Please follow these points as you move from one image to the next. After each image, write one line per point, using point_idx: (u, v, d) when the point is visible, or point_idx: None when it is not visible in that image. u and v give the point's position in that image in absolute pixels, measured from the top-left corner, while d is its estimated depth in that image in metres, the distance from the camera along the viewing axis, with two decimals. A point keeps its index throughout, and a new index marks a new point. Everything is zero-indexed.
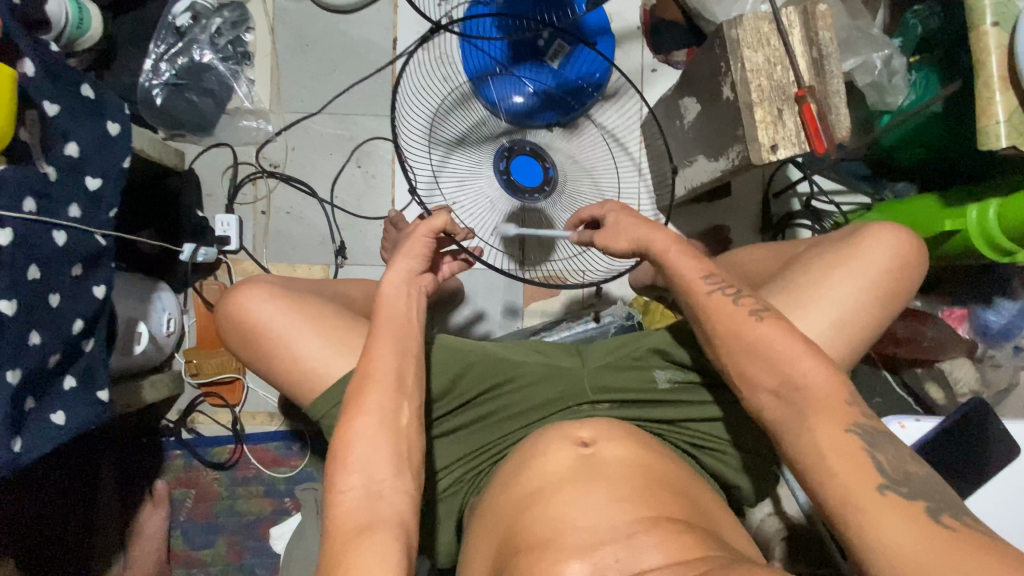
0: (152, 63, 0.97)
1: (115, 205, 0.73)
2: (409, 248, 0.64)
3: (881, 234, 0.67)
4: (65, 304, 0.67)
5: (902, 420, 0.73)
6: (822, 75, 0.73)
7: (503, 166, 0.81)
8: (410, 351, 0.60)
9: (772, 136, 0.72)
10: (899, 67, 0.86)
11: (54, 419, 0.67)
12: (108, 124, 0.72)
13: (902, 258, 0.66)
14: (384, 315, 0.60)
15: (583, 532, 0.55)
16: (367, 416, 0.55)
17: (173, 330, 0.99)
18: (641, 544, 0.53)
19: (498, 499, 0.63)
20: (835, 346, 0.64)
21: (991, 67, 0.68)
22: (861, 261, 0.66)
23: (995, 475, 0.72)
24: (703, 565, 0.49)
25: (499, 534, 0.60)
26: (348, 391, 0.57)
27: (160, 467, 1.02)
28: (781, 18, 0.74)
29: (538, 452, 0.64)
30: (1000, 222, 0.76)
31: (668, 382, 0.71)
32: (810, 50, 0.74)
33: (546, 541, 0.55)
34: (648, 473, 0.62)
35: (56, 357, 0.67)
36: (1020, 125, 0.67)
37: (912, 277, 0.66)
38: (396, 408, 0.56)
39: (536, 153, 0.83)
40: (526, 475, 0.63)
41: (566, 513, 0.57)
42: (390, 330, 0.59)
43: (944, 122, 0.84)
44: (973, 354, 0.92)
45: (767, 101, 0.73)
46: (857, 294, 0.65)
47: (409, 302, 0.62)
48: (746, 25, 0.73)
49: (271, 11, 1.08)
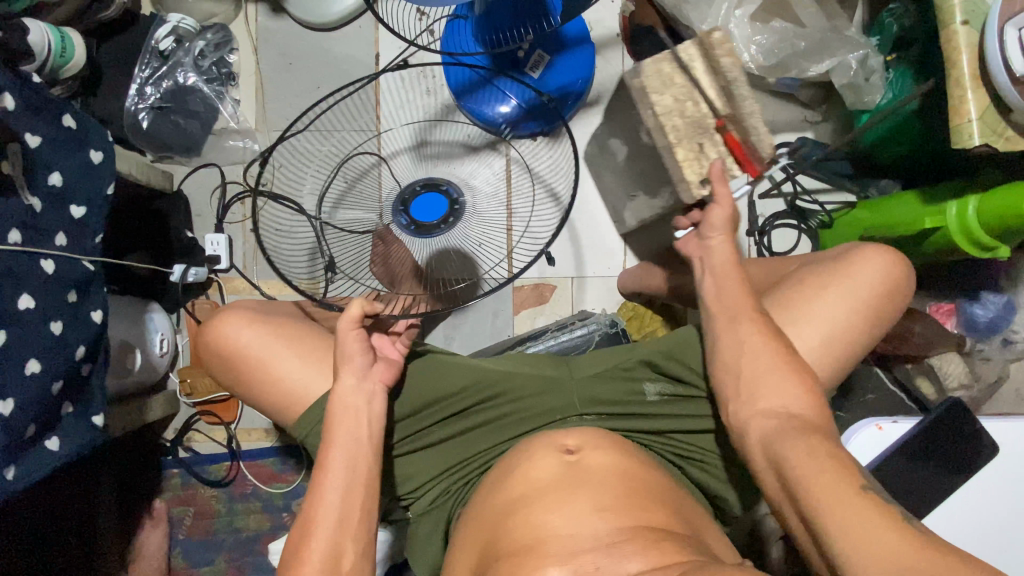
0: (137, 88, 0.98)
1: (101, 230, 0.74)
2: (345, 349, 0.64)
3: (869, 256, 0.69)
4: (68, 332, 0.69)
5: (878, 422, 0.72)
6: (733, 100, 0.74)
7: (405, 219, 0.75)
8: (358, 482, 0.61)
9: (699, 172, 0.73)
10: (876, 66, 0.87)
11: (49, 446, 0.68)
12: (91, 153, 0.73)
13: (892, 279, 0.68)
14: (337, 430, 0.62)
15: (564, 541, 0.56)
16: (311, 558, 0.57)
17: (167, 350, 1.00)
18: (622, 552, 0.53)
19: (483, 513, 0.63)
20: (819, 367, 0.67)
21: (962, 66, 0.68)
22: (853, 278, 0.68)
23: (983, 466, 0.70)
24: (681, 567, 0.50)
25: (480, 545, 0.60)
26: (291, 538, 0.60)
27: (159, 488, 1.04)
28: (681, 56, 0.76)
29: (525, 460, 0.65)
30: (979, 218, 0.77)
31: (657, 394, 0.72)
32: (716, 78, 0.75)
33: (526, 547, 0.56)
34: (632, 481, 0.62)
35: (61, 384, 0.68)
36: (991, 122, 0.67)
37: (898, 300, 0.68)
38: (338, 552, 0.58)
39: (428, 186, 0.76)
40: (510, 482, 0.64)
41: (548, 521, 0.58)
42: (343, 452, 0.61)
43: (923, 121, 0.84)
44: (962, 348, 0.92)
45: (686, 139, 0.74)
46: (848, 314, 0.67)
47: (359, 412, 0.63)
48: (647, 72, 0.76)
49: (255, 31, 1.09)
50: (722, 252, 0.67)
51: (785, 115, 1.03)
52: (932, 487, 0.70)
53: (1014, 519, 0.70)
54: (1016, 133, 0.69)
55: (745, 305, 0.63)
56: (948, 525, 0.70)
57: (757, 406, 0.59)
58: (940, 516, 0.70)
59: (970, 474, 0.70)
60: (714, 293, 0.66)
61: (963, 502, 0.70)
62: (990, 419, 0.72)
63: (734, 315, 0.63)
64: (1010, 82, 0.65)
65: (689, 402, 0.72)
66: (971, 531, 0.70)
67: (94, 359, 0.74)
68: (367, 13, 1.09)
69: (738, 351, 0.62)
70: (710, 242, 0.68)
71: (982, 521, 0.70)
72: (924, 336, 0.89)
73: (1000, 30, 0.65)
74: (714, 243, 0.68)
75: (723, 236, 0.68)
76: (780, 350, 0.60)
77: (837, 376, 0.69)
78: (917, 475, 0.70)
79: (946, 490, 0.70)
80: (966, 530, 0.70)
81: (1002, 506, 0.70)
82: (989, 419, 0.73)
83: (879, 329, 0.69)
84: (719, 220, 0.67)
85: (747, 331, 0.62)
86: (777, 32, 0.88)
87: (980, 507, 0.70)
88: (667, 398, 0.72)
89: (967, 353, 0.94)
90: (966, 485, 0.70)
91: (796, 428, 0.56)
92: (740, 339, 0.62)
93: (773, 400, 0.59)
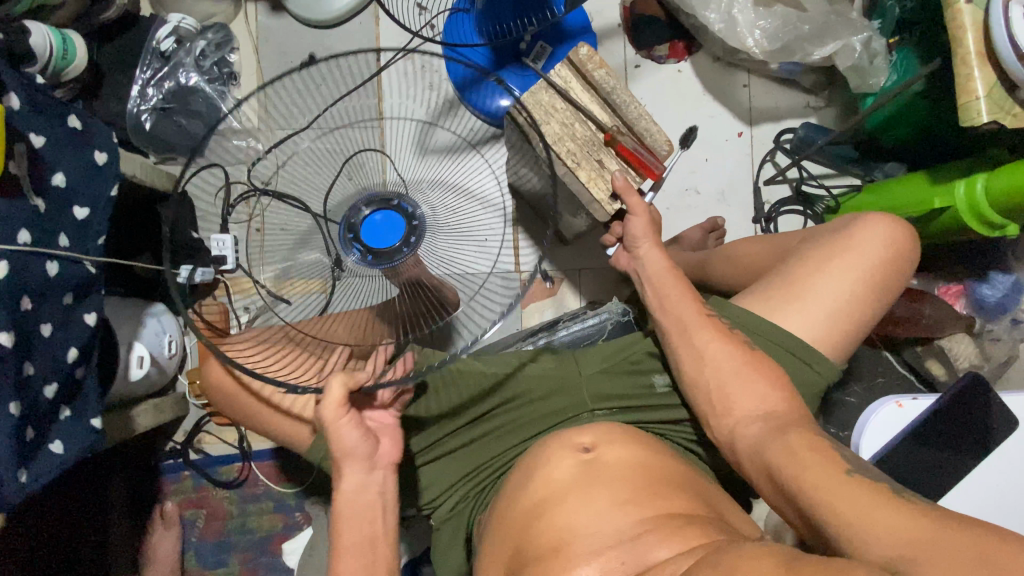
0: (139, 89, 0.98)
1: (103, 231, 0.74)
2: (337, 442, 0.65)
3: (871, 224, 0.70)
4: (57, 334, 0.68)
5: (899, 399, 0.73)
6: (618, 109, 0.77)
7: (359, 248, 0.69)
8: (376, 545, 0.66)
9: (606, 188, 0.74)
10: (880, 48, 0.87)
11: (54, 449, 0.67)
12: (96, 154, 0.73)
13: (894, 246, 0.69)
14: (346, 501, 0.66)
15: (590, 539, 0.56)
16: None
17: (175, 352, 1.00)
18: (647, 543, 0.53)
19: (509, 514, 0.63)
20: (830, 339, 0.67)
21: (968, 44, 0.68)
22: (856, 251, 0.68)
23: (999, 445, 0.70)
24: (704, 549, 0.49)
25: (510, 548, 0.60)
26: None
27: (167, 492, 1.04)
28: (555, 80, 0.77)
29: (541, 463, 0.65)
30: (989, 196, 0.77)
31: (667, 386, 0.72)
32: (596, 91, 0.78)
33: (553, 550, 0.56)
34: (652, 474, 0.61)
35: (53, 387, 0.67)
36: (999, 99, 0.67)
37: (903, 265, 0.69)
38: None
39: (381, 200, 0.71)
40: (532, 486, 0.63)
41: (571, 522, 0.58)
42: (353, 516, 0.66)
43: (928, 101, 0.84)
44: (971, 329, 0.92)
45: (584, 161, 0.75)
46: (854, 287, 0.67)
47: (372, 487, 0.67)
48: (525, 104, 0.76)
49: (255, 30, 1.09)
50: (656, 257, 0.73)
51: (788, 101, 1.03)
52: (948, 468, 0.70)
53: None
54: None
55: (695, 315, 0.67)
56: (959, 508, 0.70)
57: (736, 416, 0.61)
58: (958, 495, 0.70)
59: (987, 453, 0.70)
60: (657, 298, 0.70)
61: (985, 479, 0.70)
62: (1003, 395, 0.72)
63: (683, 328, 0.67)
64: (1016, 57, 0.65)
65: None
66: (990, 510, 0.70)
67: (91, 363, 0.73)
68: (367, 9, 1.09)
69: (698, 365, 0.65)
70: (641, 252, 0.74)
71: (1002, 500, 0.70)
72: (935, 317, 0.89)
73: (1005, 8, 0.65)
74: (641, 253, 0.74)
75: (649, 247, 0.73)
76: (738, 351, 0.64)
77: (844, 355, 0.69)
78: (932, 456, 0.70)
79: (964, 468, 0.70)
80: (985, 509, 0.70)
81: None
82: (1003, 396, 0.72)
83: (889, 304, 0.69)
84: (641, 230, 0.73)
85: (701, 338, 0.65)
86: (780, 16, 0.88)
87: (997, 485, 0.70)
88: None
89: (977, 333, 0.94)
90: (984, 465, 0.70)
91: (779, 426, 0.57)
92: (713, 347, 0.64)
93: (749, 406, 0.60)
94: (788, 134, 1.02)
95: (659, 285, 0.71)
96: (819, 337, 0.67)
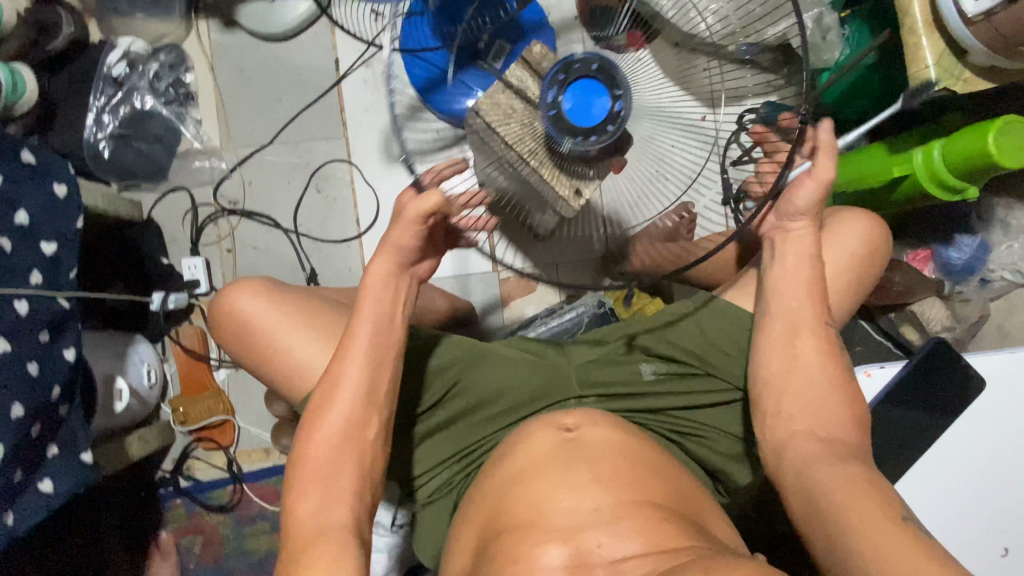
0: (94, 116, 0.95)
1: (73, 266, 0.73)
2: (396, 237, 0.60)
3: (852, 220, 0.71)
4: (44, 372, 0.68)
5: (867, 369, 0.72)
6: None
7: (553, 96, 0.64)
8: (384, 362, 0.63)
9: (569, 185, 0.71)
10: (831, 24, 0.87)
11: (42, 488, 0.68)
12: (54, 187, 0.72)
13: (868, 245, 0.70)
14: (365, 311, 0.62)
15: (565, 513, 0.56)
16: (331, 423, 0.60)
17: (155, 381, 0.99)
18: (622, 530, 0.54)
19: (481, 495, 0.64)
20: None
21: (914, 14, 0.69)
22: (841, 245, 0.69)
23: (969, 404, 0.71)
24: (681, 553, 0.50)
25: (482, 520, 0.61)
26: (311, 401, 0.62)
27: (161, 521, 1.03)
28: (512, 82, 0.71)
29: (524, 439, 0.66)
30: (946, 162, 0.78)
31: (654, 374, 0.74)
32: None
33: (528, 522, 0.56)
34: (630, 460, 0.62)
35: (38, 427, 0.67)
36: (947, 66, 0.69)
37: (878, 262, 0.71)
38: (363, 423, 0.61)
39: (605, 72, 0.64)
40: (511, 459, 0.64)
41: (550, 494, 0.58)
42: (365, 338, 0.62)
43: (883, 71, 0.86)
44: (941, 292, 0.94)
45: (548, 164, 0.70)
46: (835, 283, 0.69)
47: (392, 302, 0.63)
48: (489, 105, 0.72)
49: (210, 48, 1.07)
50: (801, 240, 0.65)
51: None
52: (926, 431, 0.70)
53: (1015, 456, 0.70)
54: (975, 74, 0.70)
55: (813, 318, 0.65)
56: (939, 473, 0.70)
57: (797, 427, 0.61)
58: (924, 470, 0.70)
59: (932, 442, 0.70)
60: (783, 271, 0.66)
61: (933, 470, 0.70)
62: (969, 357, 0.73)
63: (795, 322, 0.65)
64: (962, 24, 0.66)
65: (687, 379, 0.74)
66: (938, 504, 0.70)
67: (71, 400, 0.72)
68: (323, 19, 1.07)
69: (790, 364, 0.64)
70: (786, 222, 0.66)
71: (964, 477, 0.70)
72: (905, 284, 0.90)
73: None
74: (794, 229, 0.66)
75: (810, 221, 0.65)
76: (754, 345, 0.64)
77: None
78: (908, 423, 0.71)
79: (911, 456, 0.70)
80: (931, 503, 0.70)
81: (969, 468, 0.70)
82: (968, 356, 0.73)
83: (865, 285, 0.71)
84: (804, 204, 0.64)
85: (805, 344, 0.64)
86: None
87: (948, 476, 0.70)
88: (665, 376, 0.74)
89: (947, 296, 0.96)
90: (954, 425, 0.71)
91: (840, 454, 0.57)
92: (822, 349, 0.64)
93: (808, 421, 0.61)
94: None
95: (772, 277, 0.67)
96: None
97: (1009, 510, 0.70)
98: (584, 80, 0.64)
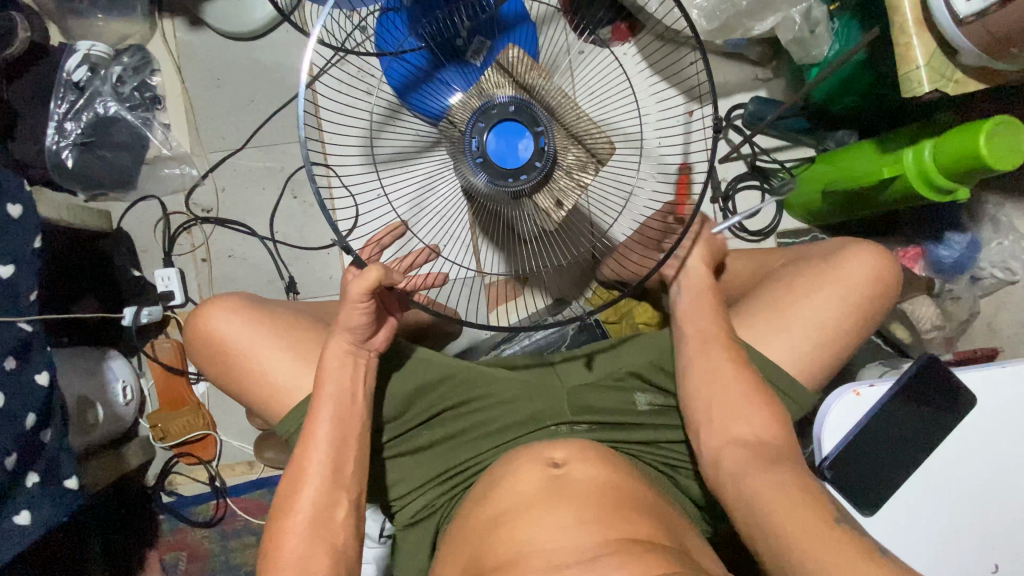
0: (56, 124, 0.90)
1: (34, 289, 0.70)
2: (346, 320, 0.61)
3: (858, 254, 0.69)
4: (9, 402, 0.65)
5: (856, 387, 0.71)
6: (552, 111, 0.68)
7: (476, 144, 0.62)
8: (349, 438, 0.62)
9: (550, 196, 0.67)
10: (820, 16, 0.84)
11: (20, 521, 0.66)
12: (8, 207, 0.68)
13: (877, 278, 0.68)
14: (328, 388, 0.62)
15: (549, 552, 0.54)
16: (299, 510, 0.59)
17: (132, 397, 0.96)
18: (605, 568, 0.51)
19: (467, 528, 0.62)
20: (807, 363, 0.67)
21: (905, 12, 0.67)
22: (842, 278, 0.68)
23: (959, 424, 0.70)
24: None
25: (464, 559, 0.59)
26: (282, 483, 0.61)
27: (146, 538, 1.00)
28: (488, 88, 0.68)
29: (510, 473, 0.65)
30: (937, 162, 0.76)
31: (648, 404, 0.72)
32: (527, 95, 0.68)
33: (507, 563, 0.55)
34: (618, 494, 0.60)
35: (15, 457, 0.65)
36: (939, 67, 0.66)
37: (886, 296, 0.69)
38: (332, 500, 0.60)
39: (525, 113, 0.62)
40: (496, 495, 0.63)
41: (529, 536, 0.56)
42: (330, 410, 0.62)
43: (871, 68, 0.83)
44: (931, 290, 0.92)
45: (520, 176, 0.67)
46: (835, 315, 0.67)
47: (352, 379, 0.63)
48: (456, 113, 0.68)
49: (176, 50, 1.03)
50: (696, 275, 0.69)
51: (736, 76, 1.01)
52: (916, 442, 0.69)
53: (1003, 462, 0.69)
54: (964, 73, 0.68)
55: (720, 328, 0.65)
56: (928, 484, 0.69)
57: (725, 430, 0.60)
58: (915, 481, 0.69)
59: (923, 452, 0.69)
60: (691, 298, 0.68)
61: (923, 480, 0.69)
62: (961, 372, 0.71)
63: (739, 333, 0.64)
64: (954, 24, 0.63)
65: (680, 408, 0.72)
66: (927, 516, 0.69)
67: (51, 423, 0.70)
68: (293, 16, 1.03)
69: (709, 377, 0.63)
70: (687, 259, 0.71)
71: (955, 486, 0.69)
72: None
73: None
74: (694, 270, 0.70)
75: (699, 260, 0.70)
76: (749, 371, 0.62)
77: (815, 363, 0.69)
78: (898, 434, 0.70)
79: (901, 470, 0.69)
80: (922, 517, 0.69)
81: (958, 480, 0.69)
82: (960, 372, 0.71)
83: (864, 300, 0.68)
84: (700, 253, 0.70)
85: (717, 353, 0.64)
86: None
87: (937, 485, 0.69)
88: (656, 408, 0.72)
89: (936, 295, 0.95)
90: (945, 441, 0.69)
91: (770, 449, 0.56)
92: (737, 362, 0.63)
93: (740, 422, 0.60)
94: (738, 111, 1.00)
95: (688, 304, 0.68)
96: (793, 351, 0.67)
97: (999, 517, 0.69)
98: (504, 122, 0.63)
